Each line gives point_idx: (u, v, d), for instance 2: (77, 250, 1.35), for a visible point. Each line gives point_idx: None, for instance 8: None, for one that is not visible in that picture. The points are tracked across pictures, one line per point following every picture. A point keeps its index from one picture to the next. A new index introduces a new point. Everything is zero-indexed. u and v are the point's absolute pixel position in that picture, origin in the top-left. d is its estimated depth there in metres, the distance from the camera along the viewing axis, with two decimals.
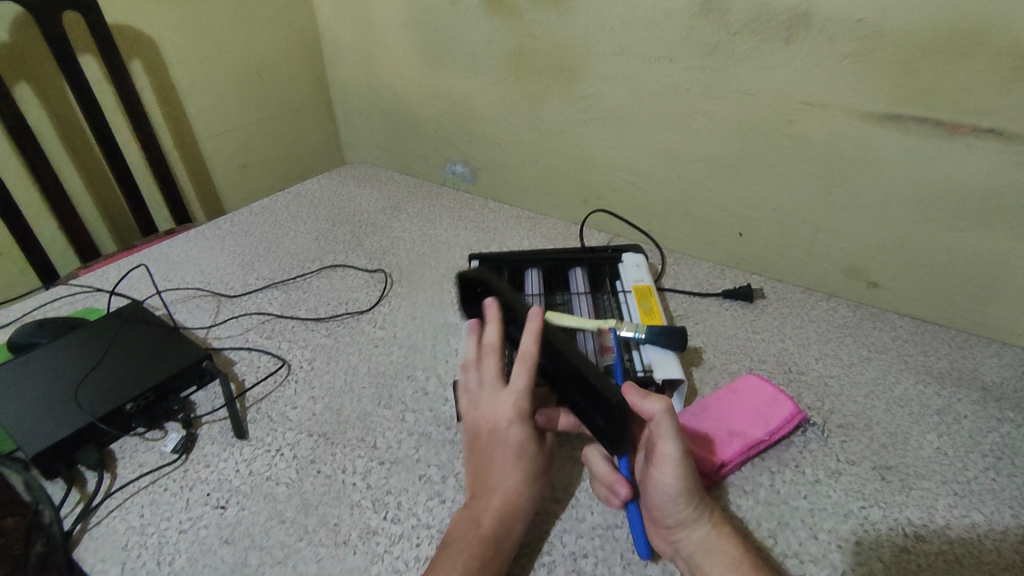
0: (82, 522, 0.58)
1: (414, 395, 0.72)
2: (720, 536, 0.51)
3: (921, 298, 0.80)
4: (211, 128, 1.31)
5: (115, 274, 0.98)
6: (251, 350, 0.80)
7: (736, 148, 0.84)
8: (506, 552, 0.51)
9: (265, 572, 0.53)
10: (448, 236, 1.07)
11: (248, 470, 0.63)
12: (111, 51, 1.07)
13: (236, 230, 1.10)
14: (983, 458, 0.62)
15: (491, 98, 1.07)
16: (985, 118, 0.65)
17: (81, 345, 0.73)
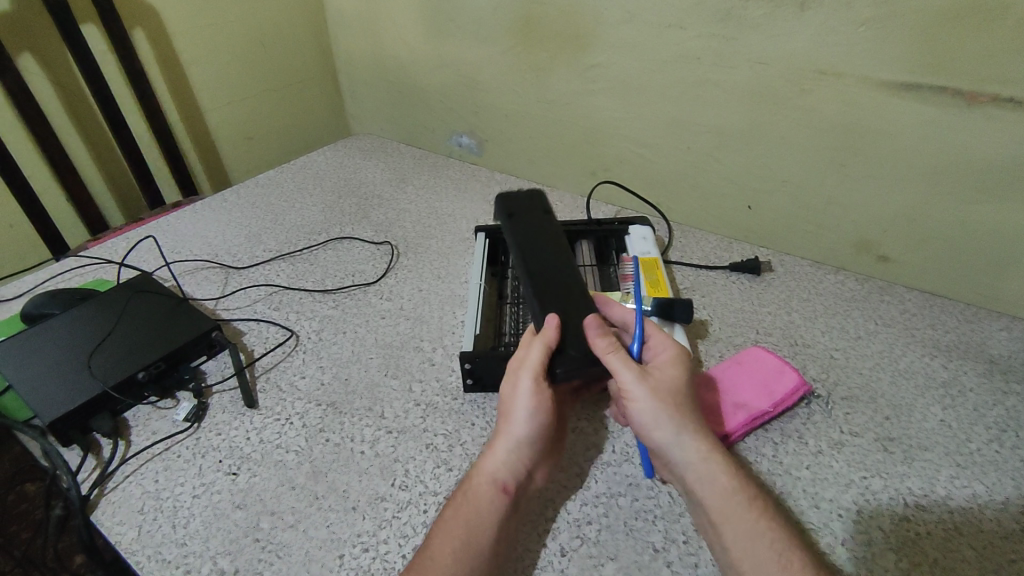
0: (99, 487, 0.60)
1: (421, 365, 0.72)
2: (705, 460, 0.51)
3: (929, 271, 0.79)
4: (216, 98, 1.30)
5: (124, 245, 0.99)
6: (260, 321, 0.81)
7: (747, 118, 0.83)
8: (498, 493, 0.51)
9: (277, 536, 0.55)
10: (454, 208, 1.06)
11: (258, 438, 0.64)
12: (113, 20, 1.06)
13: (242, 202, 1.10)
14: (987, 431, 0.62)
15: (498, 67, 1.05)
16: (1007, 87, 0.64)
17: (92, 315, 0.74)
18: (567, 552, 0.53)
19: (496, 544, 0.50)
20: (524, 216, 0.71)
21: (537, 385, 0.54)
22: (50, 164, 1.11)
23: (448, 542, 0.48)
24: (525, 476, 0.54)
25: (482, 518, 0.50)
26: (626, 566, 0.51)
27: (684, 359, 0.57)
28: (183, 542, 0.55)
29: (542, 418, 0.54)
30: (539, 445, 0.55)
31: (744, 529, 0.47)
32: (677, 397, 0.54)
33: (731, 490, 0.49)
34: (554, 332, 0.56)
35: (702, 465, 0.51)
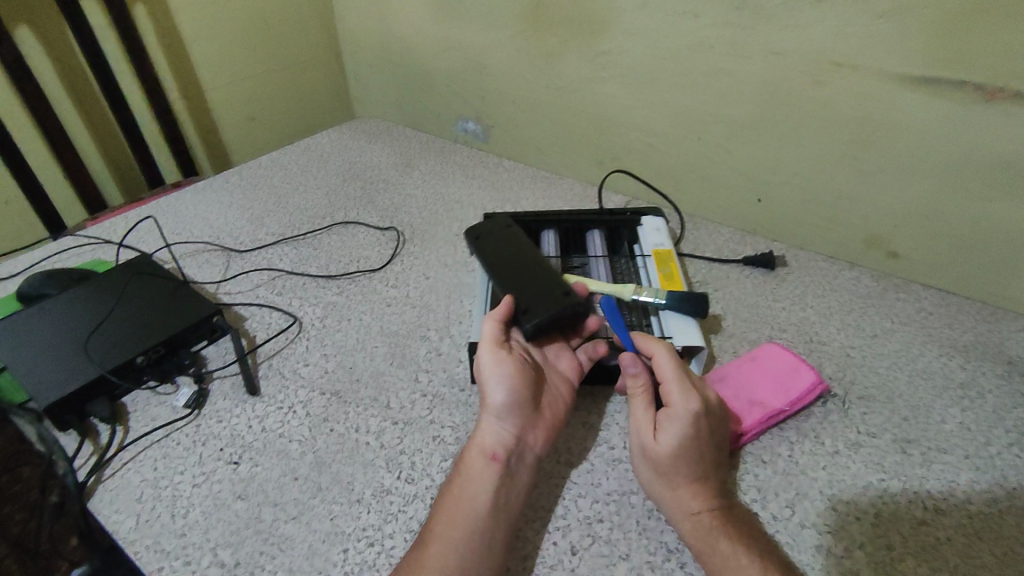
0: (95, 474, 0.59)
1: (428, 355, 0.71)
2: (691, 503, 0.51)
3: (945, 270, 0.78)
4: (216, 77, 1.27)
5: (123, 226, 0.96)
6: (262, 306, 0.79)
7: (763, 109, 0.80)
8: (484, 462, 0.52)
9: (280, 528, 0.53)
10: (460, 194, 1.04)
11: (260, 426, 0.63)
12: None
13: (244, 184, 1.08)
14: (1007, 434, 0.61)
15: (505, 52, 1.02)
16: None
17: (90, 297, 0.72)
18: (578, 551, 0.51)
19: (493, 511, 0.49)
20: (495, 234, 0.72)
21: (497, 355, 0.56)
22: (46, 141, 1.09)
23: (441, 519, 0.49)
24: (515, 441, 0.54)
25: (473, 489, 0.51)
26: (639, 567, 0.50)
27: (689, 420, 0.52)
28: (183, 532, 0.54)
29: (511, 381, 0.55)
30: (520, 409, 0.55)
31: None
32: (672, 464, 0.52)
33: (724, 556, 0.47)
34: (502, 312, 0.60)
35: (696, 528, 0.49)
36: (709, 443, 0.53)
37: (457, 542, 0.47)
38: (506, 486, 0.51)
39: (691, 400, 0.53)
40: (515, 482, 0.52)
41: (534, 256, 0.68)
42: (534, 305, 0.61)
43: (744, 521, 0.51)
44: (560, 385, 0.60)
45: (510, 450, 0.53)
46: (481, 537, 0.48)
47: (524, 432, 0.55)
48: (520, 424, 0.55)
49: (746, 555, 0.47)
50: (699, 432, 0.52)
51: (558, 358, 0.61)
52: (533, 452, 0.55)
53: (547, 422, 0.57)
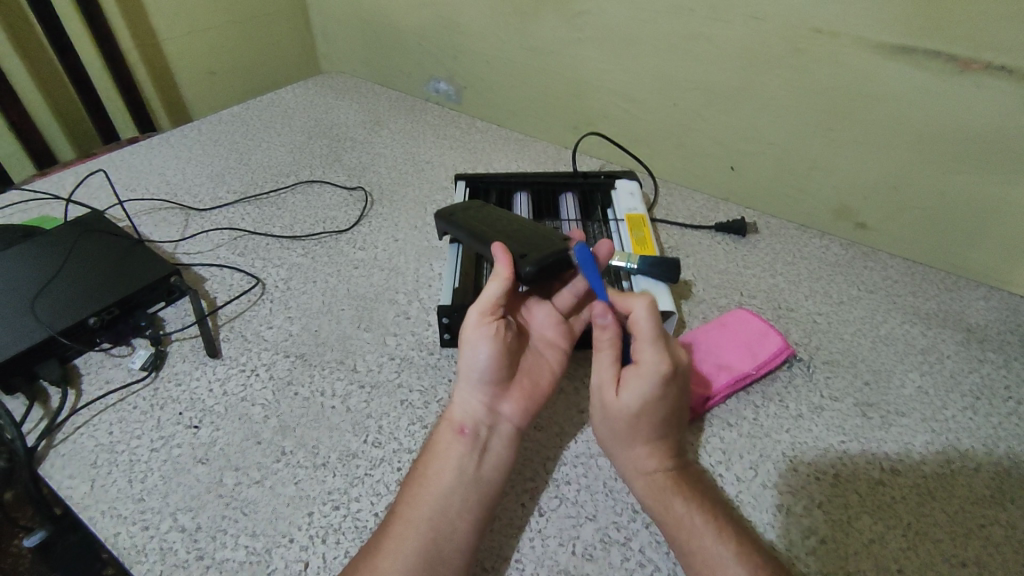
0: (47, 439, 0.56)
1: (396, 318, 0.69)
2: (652, 462, 0.51)
3: (909, 239, 0.79)
4: (173, 26, 1.19)
5: (72, 181, 0.91)
6: (223, 267, 0.76)
7: (739, 76, 0.79)
8: (457, 437, 0.51)
9: (243, 492, 0.52)
10: (431, 155, 1.01)
11: (222, 390, 0.61)
12: None
13: (204, 139, 1.03)
14: (962, 398, 0.63)
15: (479, 9, 0.98)
16: (1001, 54, 0.62)
17: (36, 255, 0.68)
18: (545, 512, 0.52)
19: (464, 486, 0.49)
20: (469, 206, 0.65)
21: (483, 320, 0.52)
22: None
23: (405, 496, 0.49)
24: (488, 411, 0.53)
25: (439, 466, 0.50)
26: (605, 527, 0.51)
27: (660, 376, 0.50)
28: (140, 497, 0.52)
29: (493, 347, 0.52)
30: (495, 377, 0.53)
31: (690, 539, 0.46)
32: (633, 421, 0.51)
33: (676, 514, 0.47)
34: (506, 267, 0.52)
35: (651, 486, 0.49)
36: (674, 401, 0.52)
37: (422, 521, 0.46)
38: (475, 459, 0.50)
39: (662, 361, 0.51)
40: (486, 454, 0.51)
41: (514, 217, 0.62)
42: (538, 252, 0.54)
43: (699, 482, 0.50)
44: (548, 355, 0.58)
45: (482, 422, 0.52)
46: (450, 514, 0.47)
47: (500, 401, 0.53)
48: (495, 393, 0.53)
49: (701, 510, 0.47)
50: (665, 392, 0.51)
51: (546, 326, 0.58)
52: (510, 421, 0.53)
53: (527, 389, 0.55)
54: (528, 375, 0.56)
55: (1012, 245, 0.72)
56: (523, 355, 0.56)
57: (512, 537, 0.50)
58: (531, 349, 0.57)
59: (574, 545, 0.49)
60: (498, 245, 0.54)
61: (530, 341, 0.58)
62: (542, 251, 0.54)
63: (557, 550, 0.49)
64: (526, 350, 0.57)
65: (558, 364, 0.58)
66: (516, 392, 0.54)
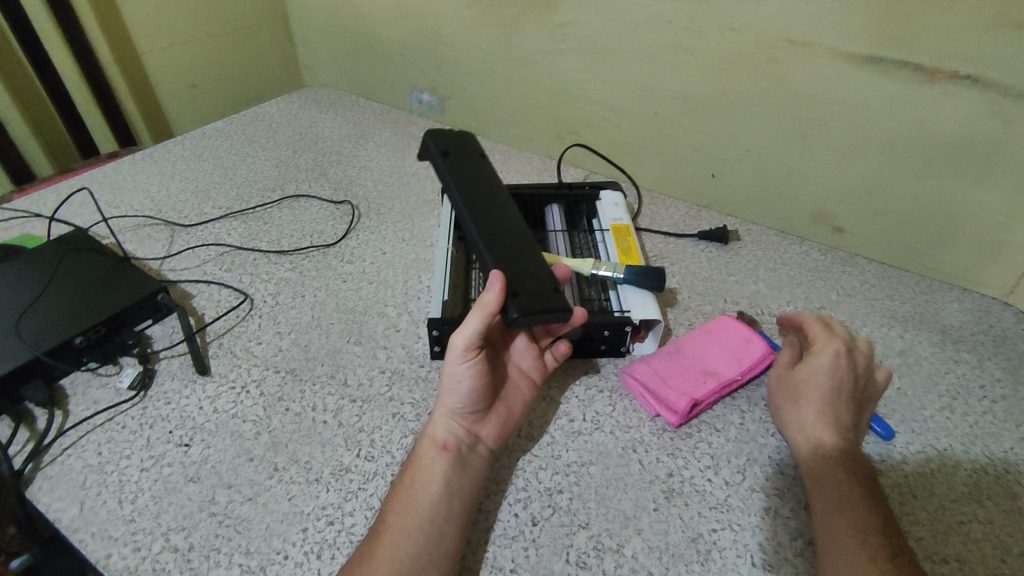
0: (34, 461, 0.56)
1: (386, 331, 0.70)
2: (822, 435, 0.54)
3: (884, 245, 0.81)
4: (152, 40, 1.19)
5: (53, 198, 0.90)
6: (210, 283, 0.76)
7: (718, 85, 0.81)
8: (441, 455, 0.51)
9: (236, 510, 0.52)
10: (417, 167, 1.01)
11: (212, 407, 0.61)
12: None
13: (187, 154, 1.02)
14: (939, 398, 0.65)
15: (461, 21, 1.00)
16: (967, 64, 0.64)
17: (20, 274, 0.67)
18: (539, 522, 0.52)
19: (447, 500, 0.49)
20: (489, 204, 0.63)
21: (467, 351, 0.52)
22: None
23: (393, 508, 0.49)
24: (468, 431, 0.54)
25: (425, 479, 0.50)
26: (598, 535, 0.51)
27: (837, 355, 0.58)
28: (131, 518, 0.52)
29: (476, 375, 0.52)
30: (476, 399, 0.53)
31: (843, 501, 0.49)
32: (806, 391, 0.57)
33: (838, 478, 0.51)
34: (494, 299, 0.51)
35: (817, 454, 0.53)
36: (845, 389, 0.56)
37: (411, 532, 0.47)
38: (458, 474, 0.51)
39: (835, 343, 0.59)
40: (469, 469, 0.52)
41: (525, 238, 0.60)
42: (529, 298, 0.53)
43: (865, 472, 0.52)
44: (519, 384, 0.59)
45: (463, 442, 0.53)
46: (437, 525, 0.47)
47: (479, 425, 0.54)
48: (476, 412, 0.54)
49: (853, 491, 0.50)
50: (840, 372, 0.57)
51: (519, 354, 0.60)
52: (488, 438, 0.54)
53: (502, 409, 0.56)
54: (503, 402, 0.57)
55: (983, 249, 0.74)
56: (498, 383, 0.58)
57: (490, 543, 0.51)
58: (504, 376, 0.59)
59: (568, 553, 0.50)
60: (496, 273, 0.52)
61: (503, 366, 0.59)
62: (533, 299, 0.53)
63: (551, 560, 0.50)
64: (501, 377, 0.58)
65: (529, 386, 0.60)
66: (492, 418, 0.55)
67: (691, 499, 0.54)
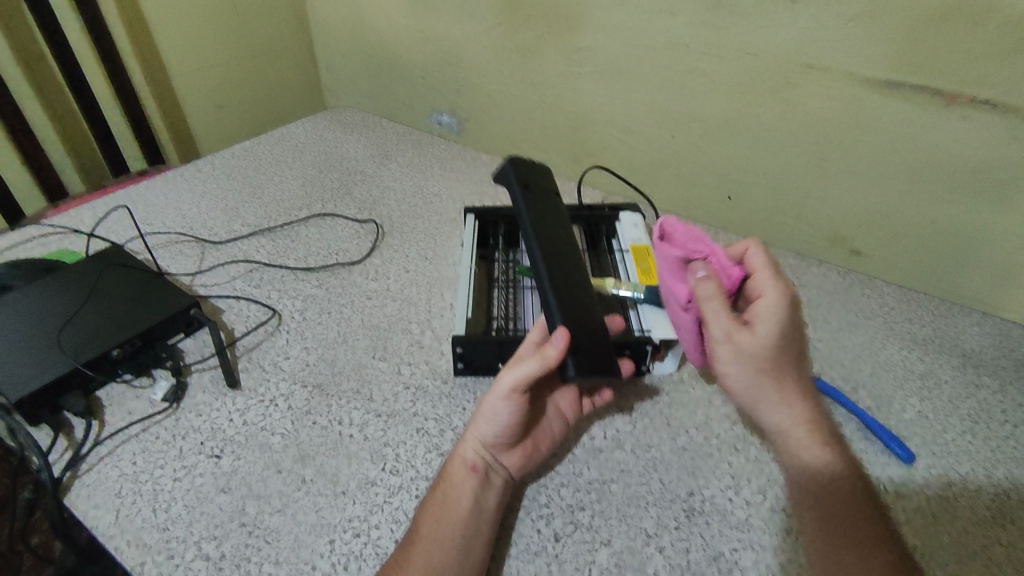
0: (72, 470, 0.57)
1: (410, 348, 0.71)
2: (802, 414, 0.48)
3: (903, 267, 0.82)
4: (183, 63, 1.24)
5: (90, 215, 0.94)
6: (240, 299, 0.78)
7: (735, 109, 0.82)
8: (469, 478, 0.52)
9: (265, 520, 0.54)
10: (438, 188, 1.04)
11: (242, 420, 0.62)
12: None
13: (218, 173, 1.06)
14: (961, 422, 0.65)
15: (482, 44, 1.03)
16: (985, 89, 0.65)
17: (60, 289, 0.70)
18: (561, 538, 0.53)
19: (473, 522, 0.50)
20: (555, 248, 0.62)
21: (512, 388, 0.52)
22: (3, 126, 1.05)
23: (422, 522, 0.50)
24: (497, 458, 0.54)
25: (452, 500, 0.51)
26: (619, 552, 0.52)
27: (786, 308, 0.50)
28: (165, 526, 0.53)
29: (514, 411, 0.53)
30: (512, 431, 0.54)
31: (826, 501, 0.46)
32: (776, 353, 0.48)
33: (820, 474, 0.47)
34: (556, 353, 0.51)
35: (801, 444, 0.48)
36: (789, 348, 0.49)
37: (435, 548, 0.48)
38: (484, 498, 0.52)
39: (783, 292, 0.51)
40: (495, 493, 0.53)
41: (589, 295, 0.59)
42: (588, 357, 0.54)
43: (841, 439, 0.49)
44: (554, 420, 0.59)
45: (492, 466, 0.53)
46: (461, 546, 0.48)
47: (509, 452, 0.55)
48: (509, 441, 0.54)
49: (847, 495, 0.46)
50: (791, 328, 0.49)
51: (561, 394, 0.60)
52: (515, 466, 0.55)
53: (533, 441, 0.57)
54: (535, 434, 0.57)
55: (1003, 272, 0.75)
56: (534, 414, 0.58)
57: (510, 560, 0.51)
58: (542, 410, 0.59)
59: (590, 569, 0.51)
60: (561, 330, 0.52)
61: (545, 401, 0.59)
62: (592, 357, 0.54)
63: None
64: (538, 410, 0.59)
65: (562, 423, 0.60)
66: (523, 451, 0.56)
67: (712, 518, 0.54)
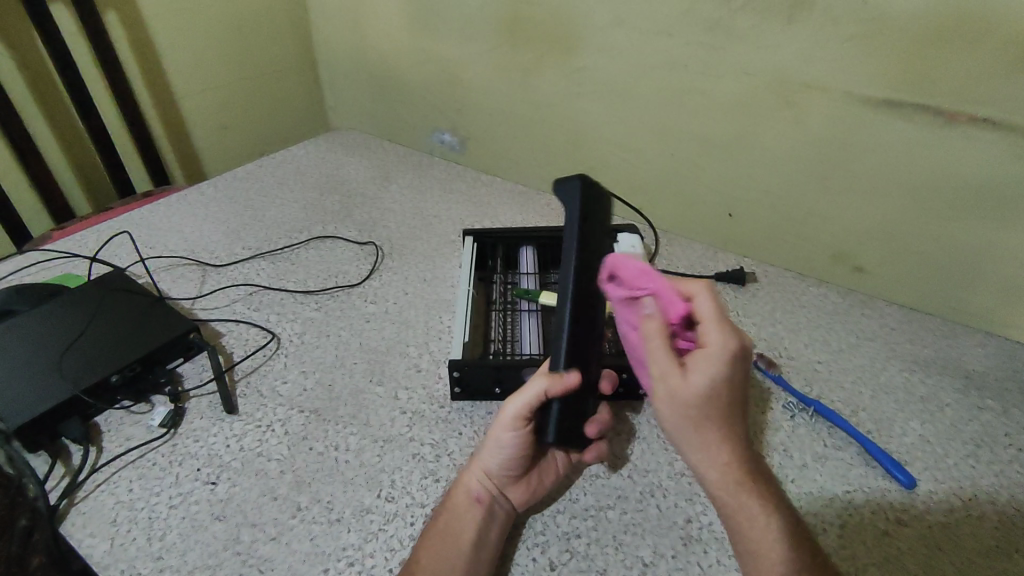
0: (68, 497, 0.58)
1: (407, 371, 0.71)
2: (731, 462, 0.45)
3: (904, 287, 0.81)
4: (189, 86, 1.26)
5: (93, 239, 0.95)
6: (240, 322, 0.78)
7: (732, 128, 0.83)
8: (471, 511, 0.52)
9: (259, 549, 0.53)
10: (439, 209, 1.04)
11: (238, 446, 0.63)
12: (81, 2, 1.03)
13: (220, 196, 1.07)
14: (963, 446, 0.64)
15: (483, 66, 1.04)
16: (986, 107, 0.65)
17: (61, 314, 0.71)
18: (557, 567, 0.52)
19: (475, 555, 0.50)
20: None
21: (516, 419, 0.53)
22: (11, 148, 1.07)
23: (423, 555, 0.50)
24: (500, 489, 0.54)
25: (454, 532, 0.51)
26: None
27: (725, 355, 0.45)
28: (159, 555, 0.53)
29: (518, 444, 0.54)
30: (515, 464, 0.54)
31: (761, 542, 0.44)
32: (704, 404, 0.44)
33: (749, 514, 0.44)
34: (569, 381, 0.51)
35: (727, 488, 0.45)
36: (722, 400, 0.45)
37: None
38: (487, 531, 0.52)
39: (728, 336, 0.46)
40: (497, 526, 0.53)
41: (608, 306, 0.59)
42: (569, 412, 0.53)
43: (770, 477, 0.47)
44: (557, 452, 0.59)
45: (495, 498, 0.54)
46: None
47: (512, 484, 0.55)
48: (512, 473, 0.54)
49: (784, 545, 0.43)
50: (733, 376, 0.45)
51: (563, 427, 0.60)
52: (517, 499, 0.55)
53: (538, 474, 0.57)
54: (540, 466, 0.57)
55: (1004, 292, 0.74)
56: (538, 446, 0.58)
57: None
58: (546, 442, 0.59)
59: None
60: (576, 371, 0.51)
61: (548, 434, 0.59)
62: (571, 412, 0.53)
63: None
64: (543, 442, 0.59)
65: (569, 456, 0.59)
66: (528, 487, 0.56)
67: (710, 546, 0.54)
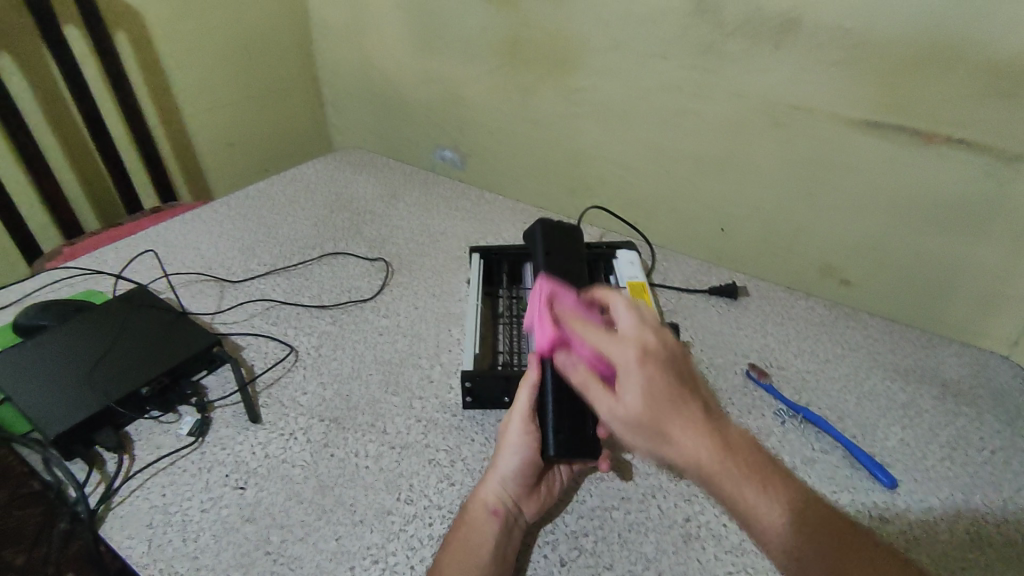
0: (105, 502, 0.61)
1: (420, 382, 0.75)
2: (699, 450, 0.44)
3: (886, 299, 0.86)
4: (194, 103, 1.30)
5: (114, 256, 0.99)
6: (259, 336, 0.82)
7: (722, 149, 0.88)
8: (489, 522, 0.55)
9: (288, 548, 0.57)
10: (445, 227, 1.09)
11: (264, 453, 0.66)
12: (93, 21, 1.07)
13: (233, 214, 1.11)
14: (941, 449, 0.69)
15: (484, 86, 1.09)
16: (961, 128, 0.71)
17: (91, 329, 0.75)
18: (567, 563, 0.56)
19: (493, 564, 0.53)
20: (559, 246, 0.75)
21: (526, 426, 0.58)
22: (27, 167, 1.10)
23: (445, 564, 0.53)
24: (514, 502, 0.58)
25: (474, 544, 0.54)
26: None
27: (633, 361, 0.47)
28: (194, 556, 0.57)
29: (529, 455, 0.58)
30: (527, 474, 0.58)
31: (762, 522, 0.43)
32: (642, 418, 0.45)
33: (741, 500, 0.43)
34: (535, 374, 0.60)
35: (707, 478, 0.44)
36: (663, 398, 0.45)
37: None
38: (504, 540, 0.55)
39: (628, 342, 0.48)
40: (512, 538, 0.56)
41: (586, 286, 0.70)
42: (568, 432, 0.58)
43: (754, 448, 0.45)
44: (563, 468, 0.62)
45: (511, 510, 0.57)
46: None
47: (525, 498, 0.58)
48: (525, 485, 0.58)
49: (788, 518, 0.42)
50: (654, 369, 0.46)
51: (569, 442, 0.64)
52: (529, 512, 0.58)
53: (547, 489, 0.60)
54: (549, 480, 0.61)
55: (979, 304, 0.80)
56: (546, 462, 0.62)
57: None
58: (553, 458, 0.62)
59: None
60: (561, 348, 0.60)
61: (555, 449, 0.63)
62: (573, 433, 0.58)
63: None
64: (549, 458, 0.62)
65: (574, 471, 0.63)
66: (540, 498, 0.59)
67: (707, 543, 0.58)
